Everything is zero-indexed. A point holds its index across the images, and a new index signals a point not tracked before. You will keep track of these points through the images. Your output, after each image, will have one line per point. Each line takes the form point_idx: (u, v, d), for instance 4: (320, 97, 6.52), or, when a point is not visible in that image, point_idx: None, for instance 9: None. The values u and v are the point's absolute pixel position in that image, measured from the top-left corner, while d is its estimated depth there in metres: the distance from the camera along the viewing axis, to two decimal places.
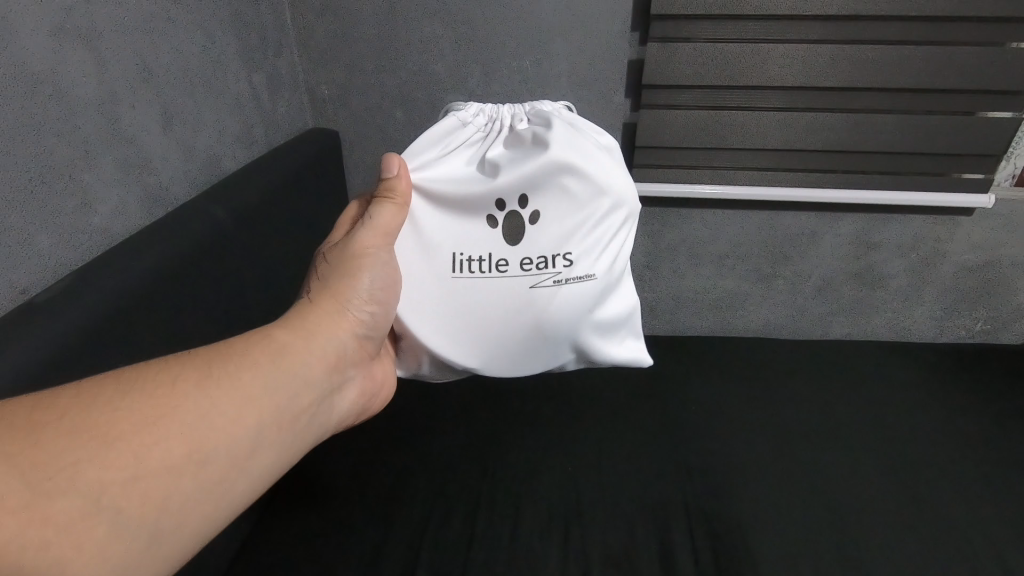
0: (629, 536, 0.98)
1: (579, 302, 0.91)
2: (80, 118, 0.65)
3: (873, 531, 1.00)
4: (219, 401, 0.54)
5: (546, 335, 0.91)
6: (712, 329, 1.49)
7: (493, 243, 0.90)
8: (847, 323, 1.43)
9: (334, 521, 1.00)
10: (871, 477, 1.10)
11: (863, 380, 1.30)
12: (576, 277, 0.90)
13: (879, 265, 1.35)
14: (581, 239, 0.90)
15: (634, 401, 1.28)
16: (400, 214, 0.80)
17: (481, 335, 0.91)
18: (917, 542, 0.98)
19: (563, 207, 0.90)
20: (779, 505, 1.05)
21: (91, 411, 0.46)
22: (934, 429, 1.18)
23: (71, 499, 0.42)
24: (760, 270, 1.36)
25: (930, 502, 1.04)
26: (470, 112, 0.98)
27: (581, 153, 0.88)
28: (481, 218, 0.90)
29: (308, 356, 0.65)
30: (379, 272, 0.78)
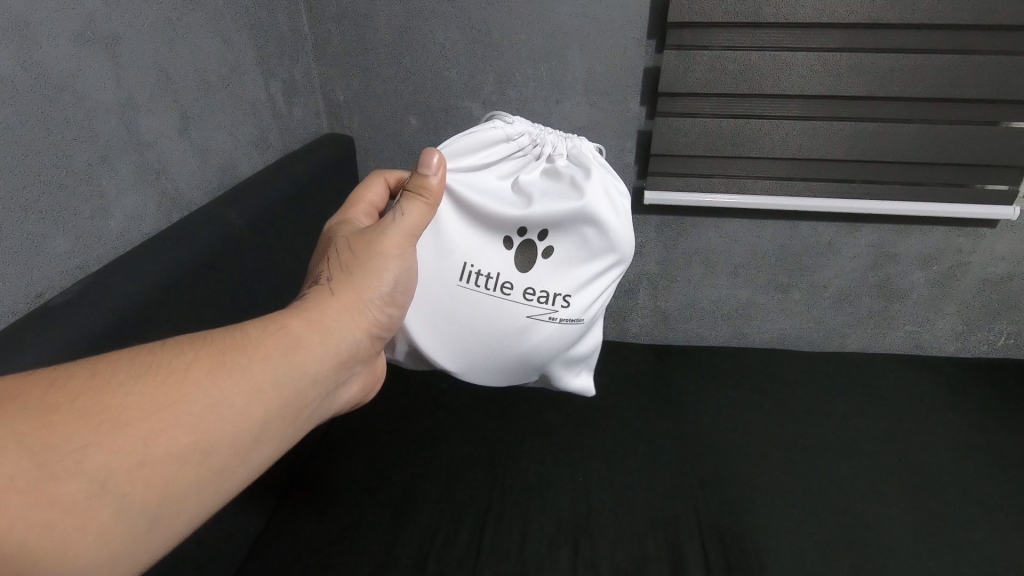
0: (639, 545, 0.91)
1: (557, 350, 0.86)
2: (97, 122, 0.69)
3: (903, 549, 0.92)
4: (230, 393, 0.49)
5: (525, 366, 0.85)
6: (728, 339, 1.48)
7: (504, 264, 0.82)
8: (866, 334, 1.42)
9: (336, 519, 0.95)
10: (893, 493, 1.02)
11: (880, 394, 1.27)
12: (567, 320, 0.83)
13: (900, 277, 1.34)
14: (583, 284, 0.84)
15: (646, 407, 1.22)
16: (428, 215, 0.71)
17: (460, 356, 0.84)
18: (946, 556, 0.90)
19: (577, 252, 0.83)
20: (797, 518, 0.97)
21: (99, 394, 0.44)
22: (954, 443, 1.13)
23: (79, 482, 0.40)
24: (776, 280, 1.37)
25: (960, 521, 0.96)
26: (516, 128, 0.87)
27: (611, 207, 0.81)
28: (497, 239, 0.83)
29: (323, 349, 0.59)
30: (401, 273, 0.69)
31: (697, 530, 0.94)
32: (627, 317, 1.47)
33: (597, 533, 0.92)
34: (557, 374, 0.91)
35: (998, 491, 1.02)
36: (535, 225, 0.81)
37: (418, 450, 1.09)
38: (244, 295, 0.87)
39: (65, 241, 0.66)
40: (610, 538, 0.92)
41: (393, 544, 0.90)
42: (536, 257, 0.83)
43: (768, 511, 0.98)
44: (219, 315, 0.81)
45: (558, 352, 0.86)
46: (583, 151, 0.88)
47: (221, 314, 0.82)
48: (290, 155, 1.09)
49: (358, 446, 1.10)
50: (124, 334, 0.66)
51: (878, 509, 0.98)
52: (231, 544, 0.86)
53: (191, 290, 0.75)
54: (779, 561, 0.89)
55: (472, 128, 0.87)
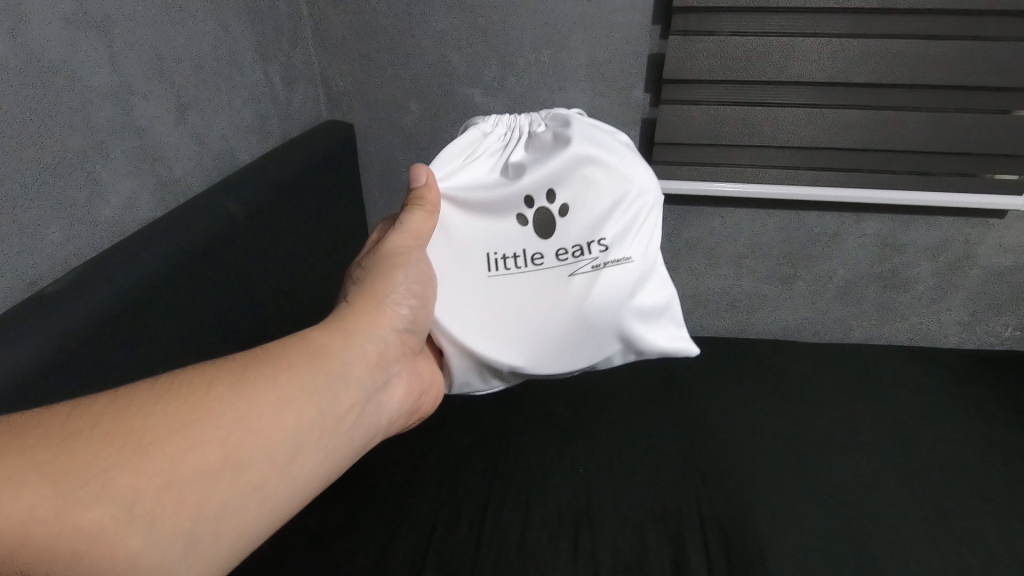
0: (640, 537, 0.90)
1: (623, 294, 0.79)
2: (91, 108, 0.68)
3: (905, 542, 0.91)
4: (257, 404, 0.48)
5: (593, 326, 0.79)
6: (730, 330, 1.47)
7: (529, 238, 0.80)
8: (869, 325, 1.41)
9: (335, 512, 0.94)
10: (895, 485, 1.01)
11: (883, 385, 1.26)
12: (614, 261, 0.78)
13: (906, 268, 1.32)
14: (617, 221, 0.79)
15: (649, 398, 1.21)
16: (431, 220, 0.76)
17: (522, 342, 0.79)
18: (947, 549, 0.90)
19: (599, 193, 0.79)
20: (797, 511, 0.96)
21: (119, 416, 0.42)
22: (958, 435, 1.12)
23: (104, 508, 0.38)
24: (780, 271, 1.35)
25: (963, 514, 0.95)
26: (490, 121, 0.89)
27: (601, 143, 0.81)
28: (513, 219, 0.80)
29: (347, 357, 0.59)
30: (414, 268, 0.72)
31: (699, 523, 0.93)
32: None
33: (598, 526, 0.92)
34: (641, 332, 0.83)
35: (1004, 485, 1.01)
36: (540, 184, 0.79)
37: (420, 442, 1.09)
38: (241, 286, 0.86)
39: (59, 229, 0.66)
40: (611, 531, 0.91)
41: (394, 538, 0.90)
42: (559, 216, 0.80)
43: (771, 504, 0.97)
44: (214, 306, 0.80)
45: (626, 297, 0.79)
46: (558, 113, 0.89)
47: (217, 305, 0.81)
48: (289, 143, 1.08)
49: None
50: (116, 327, 0.64)
51: (879, 503, 0.98)
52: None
53: (186, 281, 0.74)
54: (778, 554, 0.88)
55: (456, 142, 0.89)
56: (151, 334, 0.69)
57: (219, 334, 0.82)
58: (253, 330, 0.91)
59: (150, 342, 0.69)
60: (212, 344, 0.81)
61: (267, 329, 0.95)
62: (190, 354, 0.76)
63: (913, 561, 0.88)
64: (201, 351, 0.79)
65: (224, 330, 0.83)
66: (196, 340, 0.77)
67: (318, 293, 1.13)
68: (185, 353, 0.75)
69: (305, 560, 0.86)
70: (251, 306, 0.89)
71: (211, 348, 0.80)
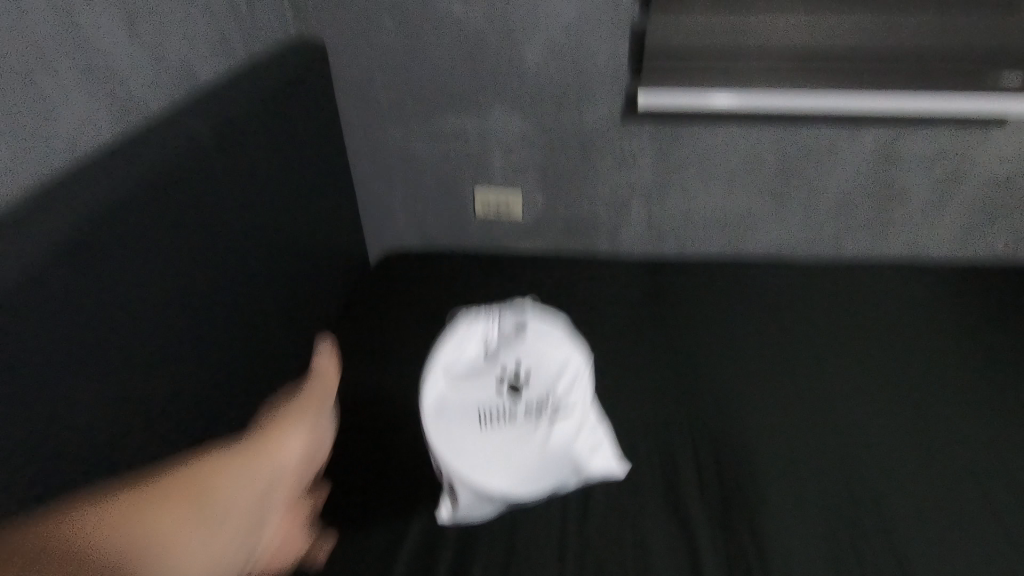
0: (632, 459, 0.91)
1: (563, 437, 0.83)
2: (30, 13, 0.63)
3: (893, 450, 0.91)
4: (223, 506, 0.52)
5: (555, 458, 0.83)
6: (722, 249, 1.40)
7: (500, 402, 0.84)
8: (864, 235, 1.36)
9: (324, 446, 0.92)
10: (886, 394, 1.00)
11: (881, 298, 1.20)
12: (568, 404, 0.85)
13: (902, 181, 1.28)
14: (568, 376, 0.87)
15: (638, 319, 1.17)
16: (333, 362, 0.81)
17: (472, 469, 0.79)
18: (934, 456, 0.90)
19: (538, 348, 0.87)
20: (786, 425, 0.95)
21: (103, 524, 0.44)
22: (952, 343, 1.09)
23: (110, 553, 0.42)
24: (772, 187, 1.30)
25: (952, 420, 0.95)
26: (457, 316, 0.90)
27: (547, 318, 0.90)
28: (488, 387, 0.84)
29: (273, 439, 0.62)
30: (323, 393, 0.74)
31: (690, 443, 0.93)
32: (619, 231, 1.38)
33: None
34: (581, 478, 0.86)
35: (991, 392, 1.00)
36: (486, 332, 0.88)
37: (409, 374, 1.06)
38: (210, 217, 0.81)
39: (11, 149, 0.62)
40: None
41: (387, 469, 0.89)
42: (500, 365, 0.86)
43: (761, 420, 0.96)
44: (182, 239, 0.76)
45: (566, 440, 0.84)
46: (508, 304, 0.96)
47: (184, 238, 0.76)
48: (253, 62, 1.01)
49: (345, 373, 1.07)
50: (81, 263, 0.60)
51: (870, 415, 0.96)
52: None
53: (150, 213, 0.70)
54: (767, 469, 0.88)
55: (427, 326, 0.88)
56: (120, 271, 0.65)
57: (190, 265, 0.77)
58: (226, 264, 0.86)
59: (122, 280, 0.66)
60: (185, 280, 0.77)
61: (243, 262, 0.90)
62: (164, 290, 0.72)
63: (900, 471, 0.88)
64: (175, 288, 0.75)
65: (196, 265, 0.79)
66: (168, 277, 0.73)
67: (295, 224, 1.08)
68: (158, 290, 0.71)
69: None
70: (223, 240, 0.85)
71: (184, 284, 0.76)
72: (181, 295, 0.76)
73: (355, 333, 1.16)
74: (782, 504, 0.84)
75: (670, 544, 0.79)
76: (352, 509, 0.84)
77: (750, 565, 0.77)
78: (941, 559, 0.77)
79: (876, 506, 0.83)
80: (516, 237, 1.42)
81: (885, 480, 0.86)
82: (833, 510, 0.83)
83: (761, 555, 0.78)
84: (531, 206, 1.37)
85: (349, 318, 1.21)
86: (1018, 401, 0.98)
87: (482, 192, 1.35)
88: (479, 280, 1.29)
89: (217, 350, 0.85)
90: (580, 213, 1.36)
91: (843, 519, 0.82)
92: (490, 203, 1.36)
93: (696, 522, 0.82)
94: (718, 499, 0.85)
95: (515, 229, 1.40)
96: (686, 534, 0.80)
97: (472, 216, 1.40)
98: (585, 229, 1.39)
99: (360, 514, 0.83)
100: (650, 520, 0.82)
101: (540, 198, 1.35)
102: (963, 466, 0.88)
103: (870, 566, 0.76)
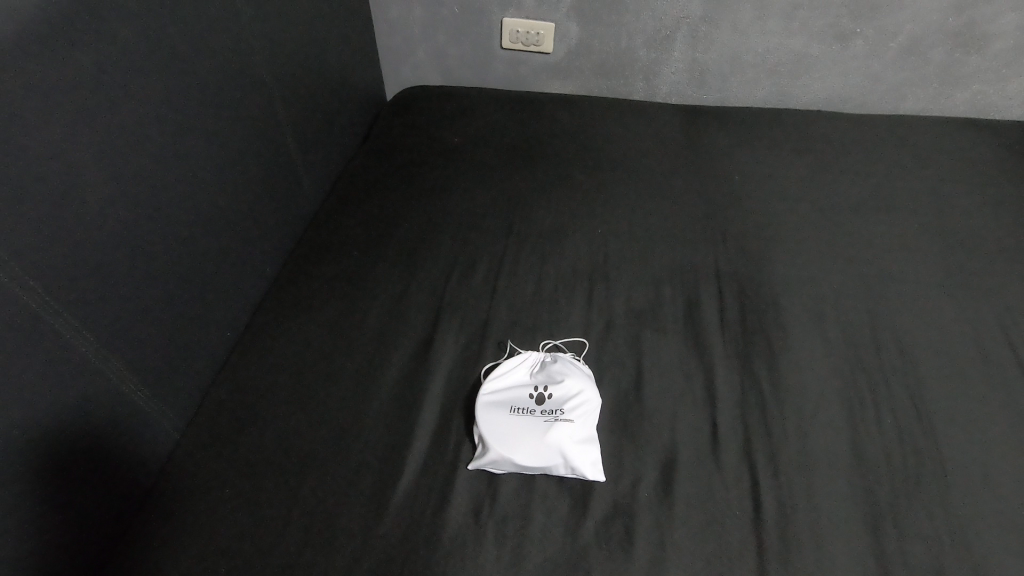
0: (655, 291, 0.86)
1: (567, 436, 0.67)
2: None
3: (932, 294, 0.85)
4: None
5: (519, 455, 0.66)
6: (766, 101, 1.30)
7: (516, 431, 0.68)
8: (926, 95, 1.24)
9: (345, 271, 0.90)
10: (931, 243, 0.93)
11: (935, 153, 1.12)
12: (562, 417, 0.69)
13: (986, 22, 1.12)
14: (570, 407, 0.69)
15: (672, 164, 1.10)
16: (284, 387, 0.76)
17: (492, 430, 0.68)
18: (978, 301, 0.84)
19: (566, 396, 0.70)
20: (818, 267, 0.89)
21: None
22: (1008, 198, 1.01)
23: None
24: (837, 27, 1.16)
25: (1001, 270, 0.88)
26: (506, 373, 0.74)
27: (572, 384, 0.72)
28: (510, 431, 0.68)
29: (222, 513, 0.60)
30: (280, 425, 0.72)
31: (716, 278, 0.88)
32: (657, 74, 1.29)
33: (613, 279, 0.88)
34: (573, 470, 0.66)
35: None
36: (532, 354, 0.76)
37: (432, 202, 1.02)
38: (197, 6, 0.75)
39: None
40: (625, 284, 0.87)
41: (407, 288, 0.88)
42: (531, 386, 0.72)
43: (792, 260, 0.90)
44: (171, 24, 0.70)
45: (568, 440, 0.66)
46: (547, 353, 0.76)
47: (173, 24, 0.71)
48: None
49: (366, 199, 1.03)
50: (65, 29, 0.57)
51: (910, 261, 0.90)
52: (226, 281, 0.85)
53: None
54: (796, 304, 0.84)
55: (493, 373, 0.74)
56: (104, 44, 0.61)
57: (172, 71, 0.71)
58: (222, 67, 0.81)
59: (106, 53, 0.61)
60: (177, 70, 0.72)
61: (239, 68, 0.85)
62: (145, 75, 0.67)
63: (940, 313, 0.82)
64: (168, 78, 0.71)
65: (187, 59, 0.74)
66: (160, 64, 0.69)
67: (297, 38, 1.00)
68: (139, 75, 0.66)
69: (318, 313, 0.85)
70: (215, 37, 0.79)
71: (177, 76, 0.72)
72: (175, 86, 0.72)
73: (375, 164, 1.11)
74: (806, 336, 0.79)
75: (686, 367, 0.76)
76: (367, 323, 0.83)
77: (766, 388, 0.74)
78: (969, 394, 0.73)
79: (906, 344, 0.78)
80: (545, 76, 1.33)
81: (922, 321, 0.81)
82: (860, 345, 0.79)
83: (778, 379, 0.75)
84: (563, 39, 1.25)
85: (367, 147, 1.15)
86: None
87: (511, 21, 1.23)
88: (507, 117, 1.21)
89: (222, 157, 0.82)
90: (617, 50, 1.25)
91: (869, 353, 0.78)
92: (518, 35, 1.25)
93: (711, 349, 0.78)
94: (738, 328, 0.81)
95: (544, 66, 1.31)
96: (704, 358, 0.77)
97: (499, 48, 1.29)
98: (620, 69, 1.29)
99: (377, 327, 0.83)
100: (667, 345, 0.79)
101: (576, 32, 1.24)
102: (1007, 313, 0.82)
103: (894, 395, 0.73)
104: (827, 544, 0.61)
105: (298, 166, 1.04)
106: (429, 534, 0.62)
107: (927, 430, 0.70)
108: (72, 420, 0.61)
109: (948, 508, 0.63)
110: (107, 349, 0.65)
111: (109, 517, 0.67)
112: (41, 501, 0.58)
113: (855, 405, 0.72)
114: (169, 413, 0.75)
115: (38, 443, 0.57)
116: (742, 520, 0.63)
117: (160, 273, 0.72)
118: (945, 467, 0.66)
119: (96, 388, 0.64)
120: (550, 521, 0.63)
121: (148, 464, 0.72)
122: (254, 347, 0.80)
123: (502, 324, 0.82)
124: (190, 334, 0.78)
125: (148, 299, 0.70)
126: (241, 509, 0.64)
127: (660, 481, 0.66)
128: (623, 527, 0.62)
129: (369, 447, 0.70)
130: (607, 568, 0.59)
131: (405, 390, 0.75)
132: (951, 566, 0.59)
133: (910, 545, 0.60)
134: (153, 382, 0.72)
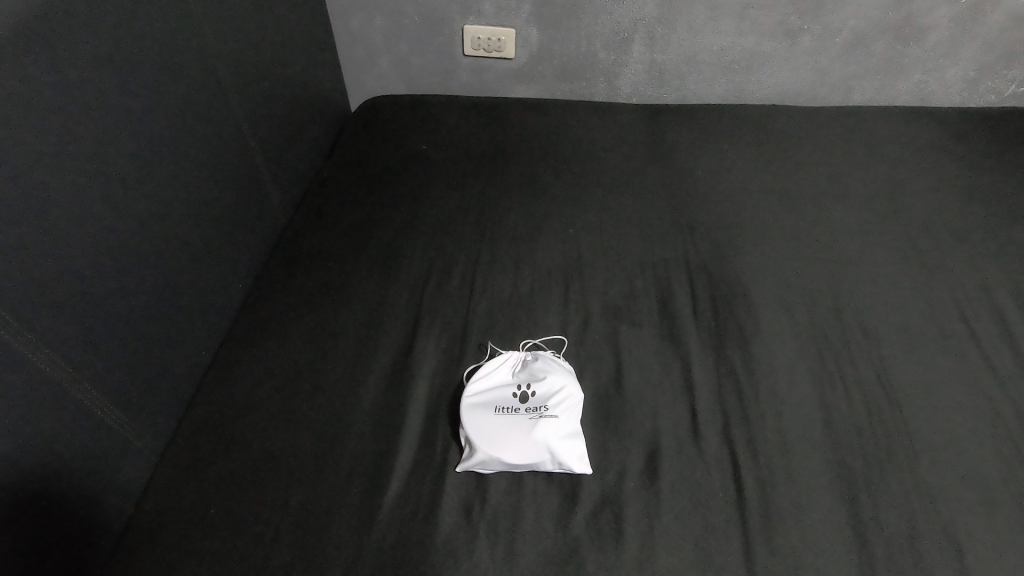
0: (628, 286, 0.88)
1: (554, 431, 0.68)
2: None
3: (886, 273, 0.89)
4: None
5: (511, 453, 0.67)
6: (723, 97, 1.35)
7: (505, 430, 0.68)
8: (871, 87, 1.31)
9: (320, 283, 0.90)
10: (883, 225, 0.98)
11: (882, 141, 1.17)
12: (550, 414, 0.70)
13: (920, 18, 1.19)
14: (557, 405, 0.70)
15: (636, 162, 1.12)
16: (267, 402, 0.75)
17: (482, 432, 0.68)
18: (929, 278, 0.88)
19: (551, 395, 0.71)
20: (780, 255, 0.92)
21: None
22: (950, 179, 1.07)
23: None
24: (786, 26, 1.21)
25: (949, 247, 0.93)
26: (491, 376, 0.75)
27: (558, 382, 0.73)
28: (499, 431, 0.68)
29: None
30: (264, 438, 0.71)
31: (686, 270, 0.90)
32: (618, 75, 1.32)
33: (587, 277, 0.90)
34: (560, 465, 0.67)
35: (988, 224, 0.97)
36: (513, 353, 0.77)
37: (403, 210, 1.02)
38: (161, 32, 0.75)
39: None
40: (599, 281, 0.89)
41: (384, 296, 0.88)
42: (515, 386, 0.73)
43: (757, 248, 0.94)
44: (130, 41, 0.69)
45: (554, 435, 0.67)
46: (530, 354, 0.77)
47: (132, 40, 0.70)
48: None
49: (337, 210, 1.03)
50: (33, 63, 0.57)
51: (865, 243, 0.94)
52: (201, 301, 0.84)
53: (91, 16, 0.63)
54: (763, 290, 0.87)
55: (479, 376, 0.74)
56: (74, 75, 0.61)
57: (141, 97, 0.71)
58: (188, 90, 0.81)
59: (70, 77, 0.61)
60: (145, 94, 0.72)
61: (204, 87, 0.84)
62: (116, 102, 0.67)
63: (897, 291, 0.86)
64: (129, 93, 0.69)
65: (150, 76, 0.73)
66: (129, 89, 0.69)
67: (259, 54, 0.99)
68: (109, 102, 0.66)
69: (296, 326, 0.84)
70: (180, 62, 0.79)
71: (141, 93, 0.71)
72: (142, 107, 0.72)
73: (343, 174, 1.11)
74: (774, 321, 0.82)
75: (663, 357, 0.79)
76: (346, 333, 0.83)
77: (741, 373, 0.76)
78: (928, 367, 0.77)
79: (868, 323, 0.82)
80: (508, 81, 1.35)
81: (880, 301, 0.85)
82: (826, 327, 0.82)
83: (751, 364, 0.77)
84: (525, 45, 1.27)
85: (335, 159, 1.15)
86: (1011, 230, 0.96)
87: (472, 29, 1.25)
88: (473, 123, 1.23)
89: (192, 178, 0.82)
90: (578, 53, 1.28)
91: (835, 333, 0.81)
92: (479, 42, 1.27)
93: (686, 339, 0.80)
94: (710, 318, 0.83)
95: (507, 71, 1.33)
96: (680, 348, 0.79)
97: (462, 56, 1.31)
98: (582, 72, 1.32)
99: (356, 338, 0.82)
100: (645, 337, 0.81)
101: (536, 37, 1.26)
102: (959, 288, 0.87)
103: (860, 373, 0.76)
104: (809, 519, 0.63)
105: (266, 180, 1.03)
106: (422, 537, 0.62)
107: (892, 403, 0.73)
108: (52, 452, 0.60)
109: (917, 474, 0.66)
110: (82, 374, 0.63)
111: (89, 544, 0.65)
112: (22, 533, 0.56)
113: (825, 385, 0.75)
114: (149, 437, 0.74)
115: (13, 474, 0.55)
116: (726, 500, 0.65)
117: (132, 292, 0.70)
118: (911, 437, 0.69)
119: (74, 415, 0.62)
120: (541, 515, 0.64)
121: (128, 490, 0.70)
122: (232, 364, 0.79)
123: (482, 327, 0.83)
124: (166, 353, 0.77)
125: (121, 319, 0.69)
126: (229, 527, 0.63)
127: (645, 469, 0.68)
128: (613, 517, 0.64)
129: (356, 457, 0.69)
130: (600, 557, 0.60)
131: (389, 398, 0.75)
132: (922, 530, 0.62)
133: (884, 514, 0.63)
134: (130, 405, 0.70)
